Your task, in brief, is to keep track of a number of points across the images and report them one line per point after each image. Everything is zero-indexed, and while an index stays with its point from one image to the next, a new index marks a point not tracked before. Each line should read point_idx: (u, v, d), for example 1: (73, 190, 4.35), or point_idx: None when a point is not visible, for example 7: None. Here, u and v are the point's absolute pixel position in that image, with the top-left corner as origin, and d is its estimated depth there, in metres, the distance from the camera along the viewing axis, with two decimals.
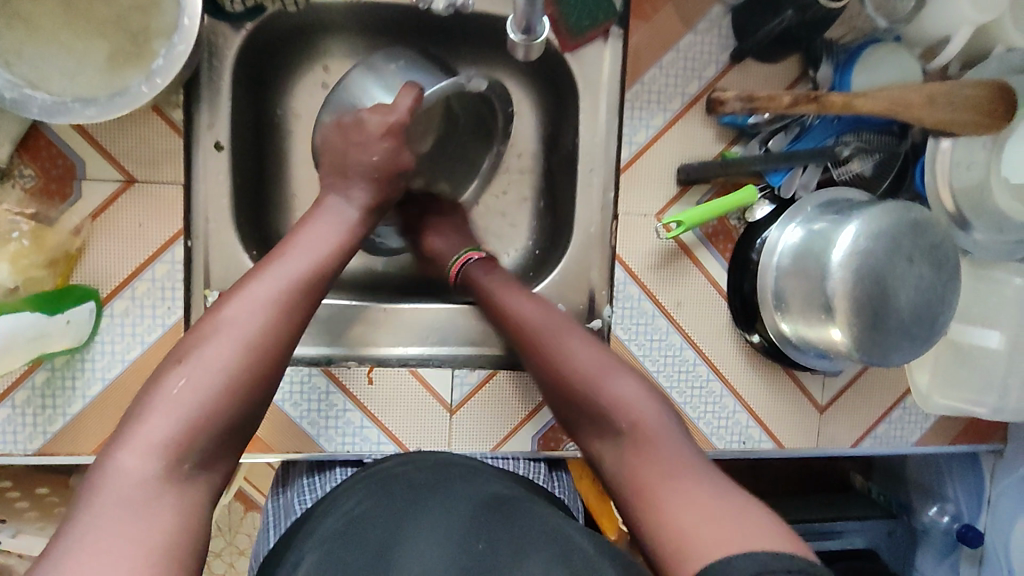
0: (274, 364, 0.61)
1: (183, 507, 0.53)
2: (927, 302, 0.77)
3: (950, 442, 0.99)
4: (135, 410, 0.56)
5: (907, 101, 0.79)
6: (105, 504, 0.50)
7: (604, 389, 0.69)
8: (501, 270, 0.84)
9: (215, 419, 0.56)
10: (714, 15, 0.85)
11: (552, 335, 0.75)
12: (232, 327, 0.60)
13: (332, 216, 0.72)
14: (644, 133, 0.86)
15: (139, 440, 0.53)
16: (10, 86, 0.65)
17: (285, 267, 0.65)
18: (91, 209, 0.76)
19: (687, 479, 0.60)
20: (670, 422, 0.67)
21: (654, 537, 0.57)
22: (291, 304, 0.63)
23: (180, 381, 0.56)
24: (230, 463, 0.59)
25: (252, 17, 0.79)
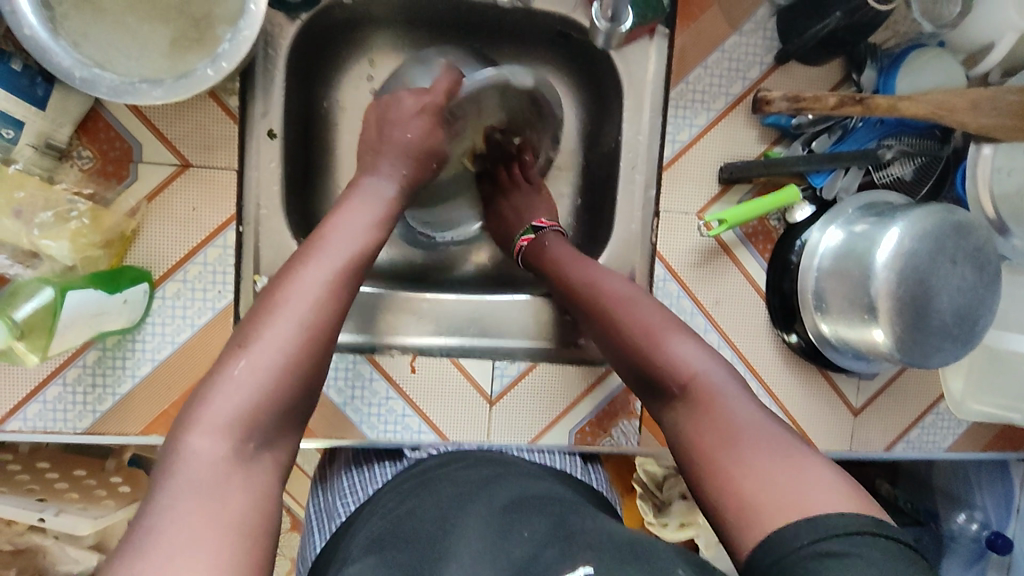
0: (328, 342, 0.60)
1: (252, 487, 0.53)
2: (969, 304, 0.77)
3: (981, 450, 0.99)
4: (202, 389, 0.56)
5: (952, 105, 0.80)
6: (179, 483, 0.50)
7: (663, 349, 0.66)
8: (561, 244, 0.83)
9: (275, 400, 0.56)
10: (760, 17, 0.86)
11: (611, 303, 0.72)
12: (287, 307, 0.59)
13: (370, 192, 0.71)
14: (687, 132, 0.88)
15: (206, 419, 0.54)
16: (79, 66, 0.65)
17: (333, 244, 0.64)
18: (147, 192, 0.78)
19: (760, 442, 0.57)
20: (732, 380, 0.63)
21: (720, 501, 0.57)
22: (340, 284, 0.62)
23: (240, 363, 0.56)
24: (292, 442, 0.58)
25: (307, 8, 0.79)
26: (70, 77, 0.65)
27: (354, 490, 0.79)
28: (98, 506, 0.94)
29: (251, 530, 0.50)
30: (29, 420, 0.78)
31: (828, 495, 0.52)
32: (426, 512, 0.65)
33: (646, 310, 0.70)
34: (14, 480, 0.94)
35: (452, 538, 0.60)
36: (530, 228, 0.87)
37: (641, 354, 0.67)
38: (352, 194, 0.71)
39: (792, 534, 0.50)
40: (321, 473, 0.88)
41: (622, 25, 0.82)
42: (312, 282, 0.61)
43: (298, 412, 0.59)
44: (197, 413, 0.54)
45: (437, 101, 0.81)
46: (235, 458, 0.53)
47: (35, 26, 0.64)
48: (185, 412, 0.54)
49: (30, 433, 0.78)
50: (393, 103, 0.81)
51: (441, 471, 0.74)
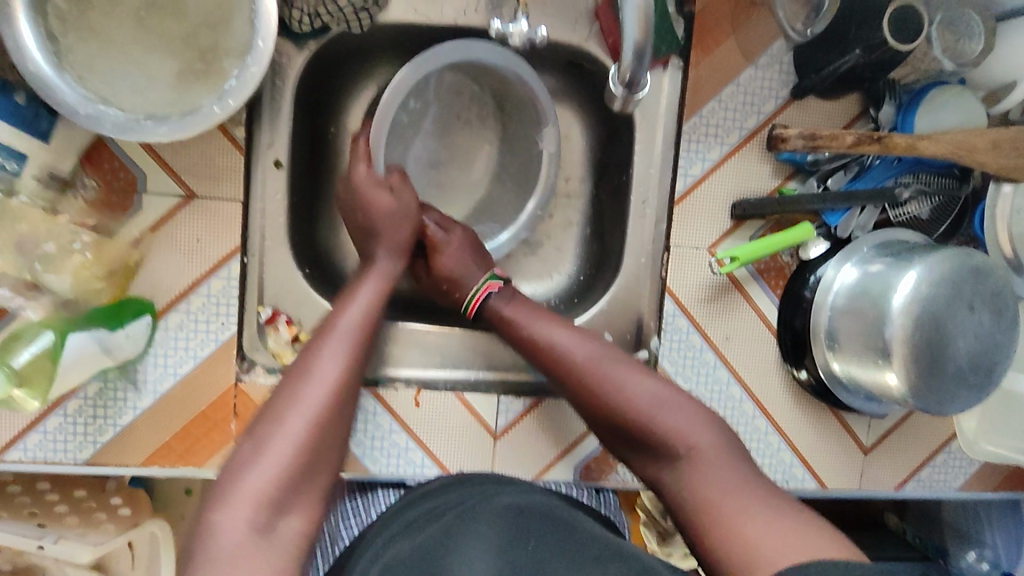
0: (349, 408, 0.62)
1: (276, 559, 0.52)
2: (985, 350, 0.76)
3: (992, 490, 0.97)
4: (225, 469, 0.56)
5: (971, 146, 0.78)
6: (211, 562, 0.50)
7: (654, 419, 0.67)
8: (522, 299, 0.80)
9: (303, 466, 0.56)
10: (776, 50, 0.84)
11: (595, 373, 0.71)
12: (306, 382, 0.60)
13: (378, 269, 0.75)
14: (700, 166, 0.86)
15: (234, 495, 0.53)
16: (84, 102, 0.64)
17: (342, 324, 0.66)
18: (151, 222, 0.77)
19: (749, 495, 0.61)
20: (727, 444, 0.66)
21: (720, 556, 0.59)
22: (355, 355, 0.64)
23: (255, 442, 0.56)
24: (313, 510, 0.57)
25: (315, 37, 0.78)
26: (74, 113, 0.64)
27: (358, 511, 0.84)
28: (97, 531, 0.94)
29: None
30: (29, 451, 0.77)
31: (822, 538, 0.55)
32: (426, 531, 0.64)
33: (629, 380, 0.70)
34: (14, 502, 0.93)
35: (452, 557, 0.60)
36: (494, 274, 0.82)
37: (633, 419, 0.68)
38: (360, 278, 0.74)
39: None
40: None
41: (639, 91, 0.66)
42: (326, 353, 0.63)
43: (324, 482, 0.58)
44: (224, 491, 0.53)
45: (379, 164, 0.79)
46: (262, 533, 0.52)
47: (41, 61, 0.63)
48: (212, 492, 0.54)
49: (30, 463, 0.78)
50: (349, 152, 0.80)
51: (450, 481, 0.74)
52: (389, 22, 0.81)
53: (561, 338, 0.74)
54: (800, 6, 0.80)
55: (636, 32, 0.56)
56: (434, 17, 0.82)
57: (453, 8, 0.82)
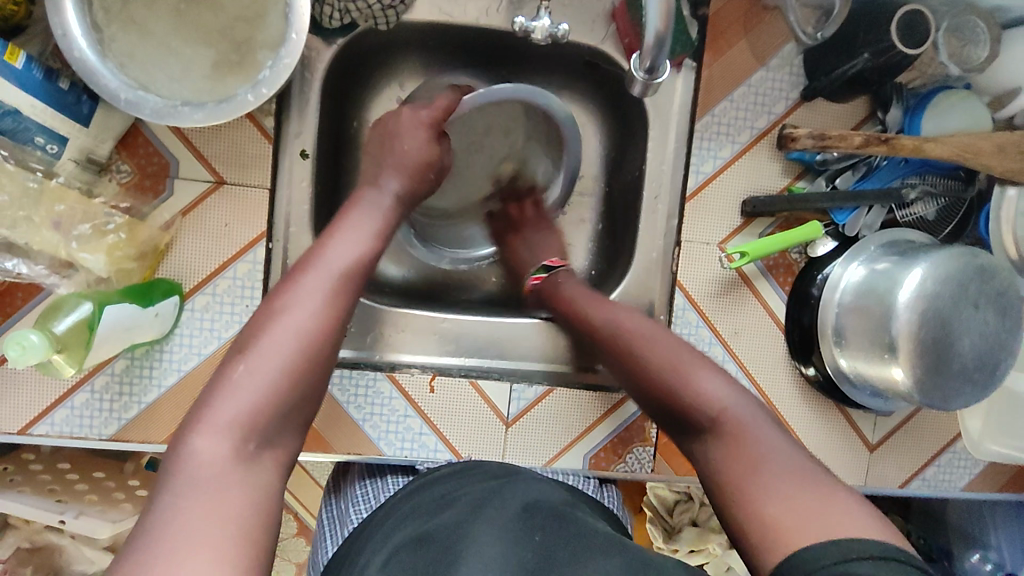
0: (330, 341, 0.62)
1: (252, 486, 0.54)
2: (989, 349, 0.77)
3: (997, 491, 0.98)
4: (205, 396, 0.58)
5: (978, 149, 0.80)
6: (183, 483, 0.52)
7: (692, 384, 0.68)
8: (573, 282, 0.87)
9: (279, 401, 0.58)
10: (787, 52, 0.87)
11: (646, 343, 0.73)
12: (289, 315, 0.61)
13: (375, 202, 0.74)
14: (712, 164, 0.89)
15: (210, 422, 0.55)
16: (124, 87, 0.67)
17: (329, 260, 0.65)
18: (181, 207, 0.80)
19: (788, 474, 0.59)
20: (762, 418, 0.65)
21: (745, 524, 0.58)
22: (338, 291, 0.64)
23: (239, 369, 0.58)
24: (293, 443, 0.60)
25: (344, 33, 0.82)
26: (115, 98, 0.67)
27: (366, 497, 0.84)
28: (117, 509, 0.96)
29: (258, 524, 0.52)
30: (56, 425, 0.80)
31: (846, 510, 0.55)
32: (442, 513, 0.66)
33: (671, 348, 0.72)
34: (36, 480, 0.96)
35: (467, 543, 0.61)
36: (542, 268, 0.91)
37: (670, 389, 0.69)
38: (353, 207, 0.73)
39: (813, 556, 0.51)
40: (335, 484, 0.90)
41: (659, 77, 0.65)
42: (310, 289, 0.63)
43: (302, 418, 0.61)
44: (199, 417, 0.55)
45: (438, 116, 0.84)
46: (239, 461, 0.55)
47: (84, 48, 0.66)
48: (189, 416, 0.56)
49: (57, 437, 0.80)
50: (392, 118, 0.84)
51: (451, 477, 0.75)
52: (414, 21, 0.85)
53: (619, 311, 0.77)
54: (810, 11, 0.83)
55: (658, 23, 0.58)
56: (458, 15, 0.85)
57: (476, 8, 0.85)
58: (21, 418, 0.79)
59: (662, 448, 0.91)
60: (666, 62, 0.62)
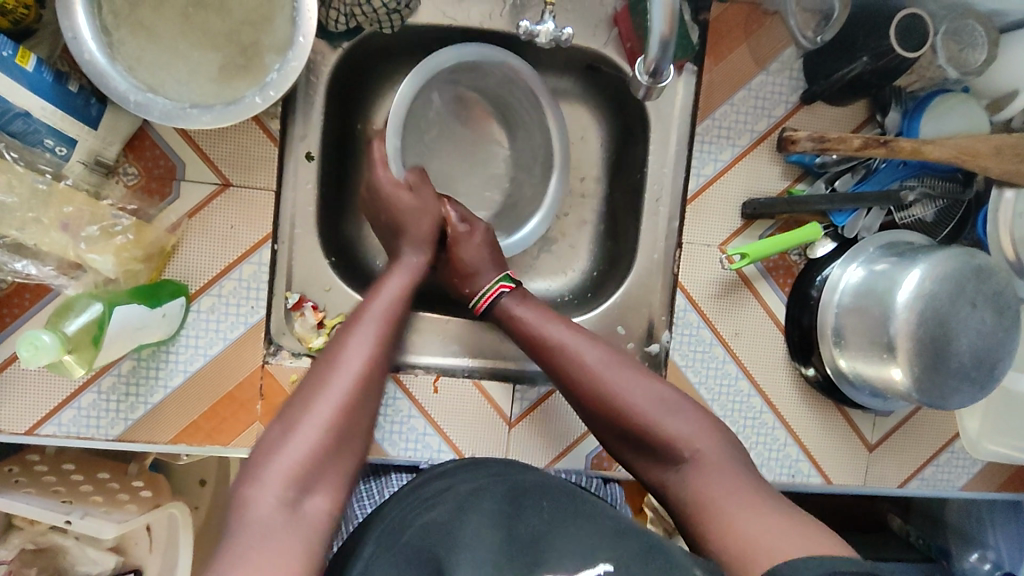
0: (380, 391, 0.66)
1: (310, 532, 0.55)
2: (987, 348, 0.78)
3: (995, 490, 0.99)
4: (260, 450, 0.59)
5: (975, 151, 0.81)
6: (245, 532, 0.53)
7: (661, 424, 0.70)
8: (536, 300, 0.82)
9: (337, 449, 0.60)
10: (787, 56, 0.88)
11: (621, 381, 0.73)
12: (342, 366, 0.64)
13: (406, 266, 0.79)
14: (712, 167, 0.89)
15: (272, 472, 0.56)
16: (134, 90, 0.68)
17: (374, 315, 0.70)
18: (187, 209, 0.80)
19: (750, 501, 0.64)
20: (729, 449, 0.70)
21: (722, 549, 0.61)
22: (386, 343, 0.68)
23: (292, 423, 0.60)
24: (341, 489, 0.59)
25: (349, 37, 0.83)
26: (125, 100, 0.68)
27: (371, 493, 0.84)
28: (121, 510, 0.98)
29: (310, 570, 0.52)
30: (63, 426, 0.80)
31: (810, 535, 0.58)
32: (430, 506, 0.65)
33: (639, 387, 0.72)
34: (41, 481, 0.96)
35: (460, 538, 0.60)
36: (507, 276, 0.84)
37: (635, 423, 0.71)
38: (387, 270, 0.78)
39: (792, 566, 0.54)
40: None
41: (663, 82, 0.66)
42: (364, 340, 0.67)
43: (354, 463, 0.61)
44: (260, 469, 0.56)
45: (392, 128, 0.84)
46: (296, 505, 0.56)
47: (94, 51, 0.67)
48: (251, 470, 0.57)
49: (64, 438, 0.81)
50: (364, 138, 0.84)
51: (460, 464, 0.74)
52: (418, 25, 0.86)
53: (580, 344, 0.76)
54: (810, 15, 0.84)
55: (663, 27, 0.58)
56: (461, 19, 0.86)
57: (480, 12, 0.86)
58: (28, 418, 0.79)
59: None
60: (670, 65, 0.63)
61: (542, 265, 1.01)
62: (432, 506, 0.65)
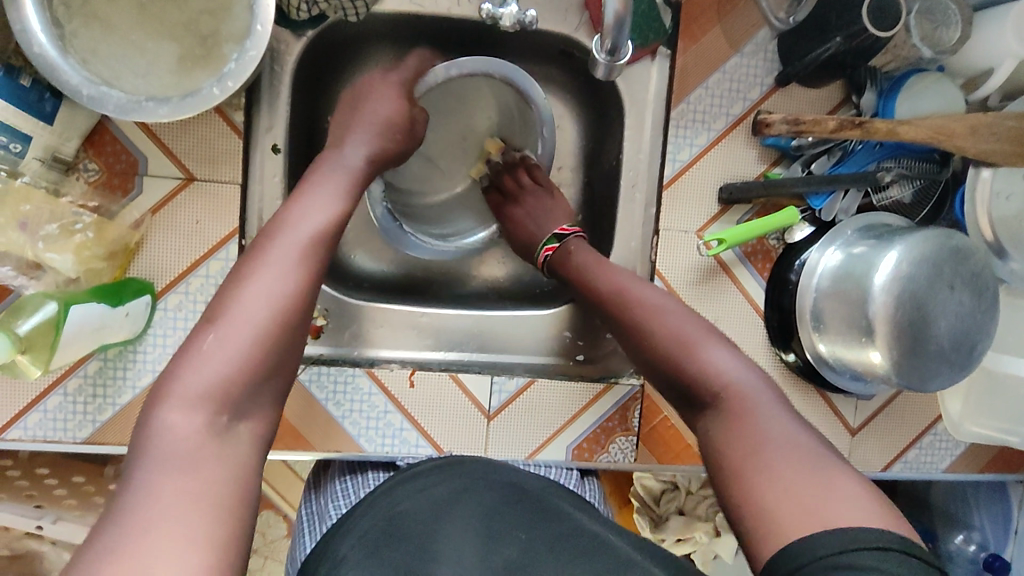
0: (301, 316, 0.60)
1: (223, 463, 0.52)
2: (965, 330, 0.77)
3: (979, 471, 0.99)
4: (171, 369, 0.56)
5: (950, 131, 0.80)
6: (149, 461, 0.50)
7: (699, 356, 0.66)
8: (584, 249, 0.83)
9: (249, 374, 0.56)
10: (761, 39, 0.87)
11: (646, 312, 0.71)
12: (258, 282, 0.59)
13: (340, 159, 0.72)
14: (688, 151, 0.88)
15: (177, 396, 0.53)
16: (87, 83, 0.66)
17: (298, 223, 0.63)
18: (151, 205, 0.79)
19: (799, 457, 0.57)
20: (765, 392, 0.63)
21: (741, 510, 0.58)
22: (309, 257, 0.61)
23: (207, 340, 0.56)
24: (268, 417, 0.58)
25: (313, 25, 0.80)
26: (77, 94, 0.66)
27: (347, 492, 0.80)
28: (96, 513, 0.95)
29: (229, 506, 0.50)
30: (29, 429, 0.79)
31: (857, 502, 0.54)
32: (412, 508, 0.66)
33: (679, 319, 0.69)
34: (13, 486, 0.94)
35: (441, 541, 0.62)
36: (552, 237, 0.87)
37: (669, 354, 0.68)
38: (327, 165, 0.71)
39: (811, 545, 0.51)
40: (315, 480, 0.86)
41: (622, 58, 0.64)
42: (281, 255, 0.60)
43: (276, 392, 0.58)
44: (167, 392, 0.53)
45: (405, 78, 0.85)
46: (210, 436, 0.52)
47: (44, 44, 0.65)
48: (158, 391, 0.54)
49: (30, 442, 0.79)
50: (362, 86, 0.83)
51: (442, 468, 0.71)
52: (384, 11, 0.84)
53: (640, 286, 0.74)
54: None
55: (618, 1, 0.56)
56: (430, 6, 0.84)
57: None
58: None
59: (645, 437, 0.90)
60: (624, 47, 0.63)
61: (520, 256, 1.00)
62: (414, 508, 0.66)
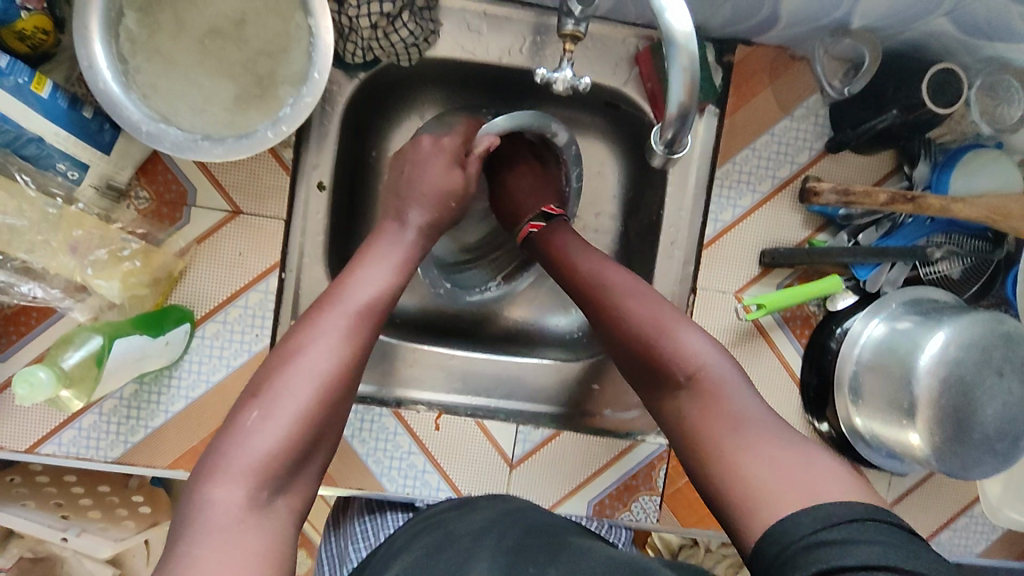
0: (349, 381, 0.62)
1: (265, 538, 0.53)
2: (1013, 419, 0.74)
3: (1015, 557, 0.95)
4: (217, 444, 0.57)
5: (1006, 211, 0.77)
6: (199, 534, 0.51)
7: (671, 341, 0.66)
8: (565, 232, 0.81)
9: (295, 443, 0.57)
10: (812, 102, 0.86)
11: (599, 289, 0.72)
12: (312, 355, 0.60)
13: (400, 239, 0.74)
14: (731, 213, 0.87)
15: (227, 469, 0.55)
16: (147, 120, 0.68)
17: (350, 298, 0.65)
18: (196, 235, 0.80)
19: (779, 447, 0.58)
20: (739, 377, 0.64)
21: (725, 491, 0.58)
22: (358, 332, 0.63)
23: (253, 415, 0.57)
24: (307, 489, 0.60)
25: (366, 68, 0.82)
26: (137, 130, 0.67)
27: (366, 534, 0.81)
28: (118, 527, 0.96)
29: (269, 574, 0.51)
30: (63, 445, 0.80)
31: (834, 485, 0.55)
32: (440, 543, 0.65)
33: (648, 305, 0.69)
34: (41, 492, 0.96)
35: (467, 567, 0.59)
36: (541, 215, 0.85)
37: (642, 339, 0.67)
38: (382, 238, 0.73)
39: (796, 528, 0.52)
40: (334, 520, 0.87)
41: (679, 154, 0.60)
42: (331, 332, 0.62)
43: (318, 461, 0.61)
44: (221, 463, 0.55)
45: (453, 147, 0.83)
46: (256, 508, 0.54)
47: (109, 81, 0.66)
48: (212, 462, 0.56)
49: (63, 457, 0.80)
50: (413, 147, 0.83)
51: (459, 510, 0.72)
52: (436, 57, 0.85)
53: (589, 260, 0.75)
54: (839, 64, 0.83)
55: (681, 98, 0.53)
56: (481, 53, 0.85)
57: (498, 46, 0.85)
58: (28, 436, 0.79)
59: (668, 499, 0.88)
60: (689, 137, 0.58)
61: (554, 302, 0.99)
62: (441, 543, 0.65)
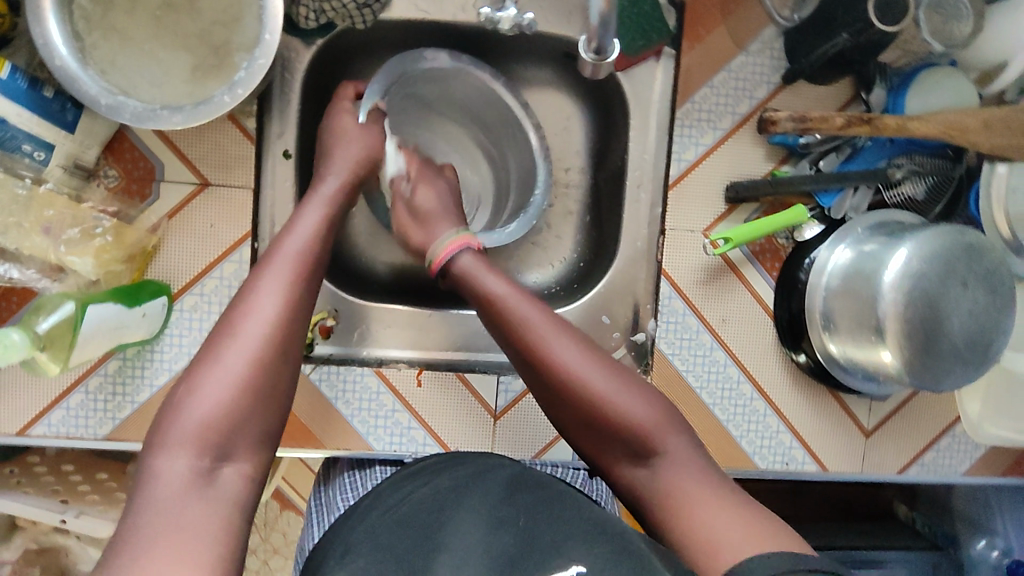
0: (286, 339, 0.63)
1: (219, 500, 0.54)
2: (981, 327, 0.75)
3: (1000, 474, 0.96)
4: (169, 406, 0.58)
5: (962, 125, 0.78)
6: (145, 502, 0.52)
7: (631, 413, 0.65)
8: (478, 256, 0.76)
9: (236, 409, 0.58)
10: (767, 36, 0.87)
11: (547, 344, 0.68)
12: (245, 323, 0.61)
13: (320, 197, 0.74)
14: (693, 151, 0.88)
15: (168, 441, 0.55)
16: (104, 93, 0.68)
17: (278, 259, 0.66)
18: (167, 210, 0.81)
19: (736, 508, 0.59)
20: (694, 446, 0.66)
21: (683, 549, 0.59)
22: (290, 297, 0.64)
23: (186, 386, 0.58)
24: (260, 442, 0.59)
25: (322, 33, 0.83)
26: (96, 104, 0.68)
27: (353, 484, 0.82)
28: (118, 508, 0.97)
29: (221, 535, 0.52)
30: (53, 426, 0.82)
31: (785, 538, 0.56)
32: (422, 498, 0.63)
33: (603, 373, 0.67)
34: (39, 481, 0.98)
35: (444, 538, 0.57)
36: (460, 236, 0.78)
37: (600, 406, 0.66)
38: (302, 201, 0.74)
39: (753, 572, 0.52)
40: (324, 474, 0.87)
41: (609, 58, 0.69)
42: (261, 301, 0.63)
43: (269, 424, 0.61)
44: (162, 436, 0.56)
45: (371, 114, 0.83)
46: (203, 476, 0.55)
47: (66, 57, 0.67)
48: (154, 434, 0.56)
49: (54, 438, 0.82)
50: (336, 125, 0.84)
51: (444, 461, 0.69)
52: (392, 19, 0.86)
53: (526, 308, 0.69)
54: None
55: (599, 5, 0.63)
56: (435, 11, 0.85)
57: (452, 4, 0.85)
58: (18, 419, 0.81)
59: None
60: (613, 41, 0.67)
61: (529, 258, 1.00)
62: (423, 497, 0.63)
